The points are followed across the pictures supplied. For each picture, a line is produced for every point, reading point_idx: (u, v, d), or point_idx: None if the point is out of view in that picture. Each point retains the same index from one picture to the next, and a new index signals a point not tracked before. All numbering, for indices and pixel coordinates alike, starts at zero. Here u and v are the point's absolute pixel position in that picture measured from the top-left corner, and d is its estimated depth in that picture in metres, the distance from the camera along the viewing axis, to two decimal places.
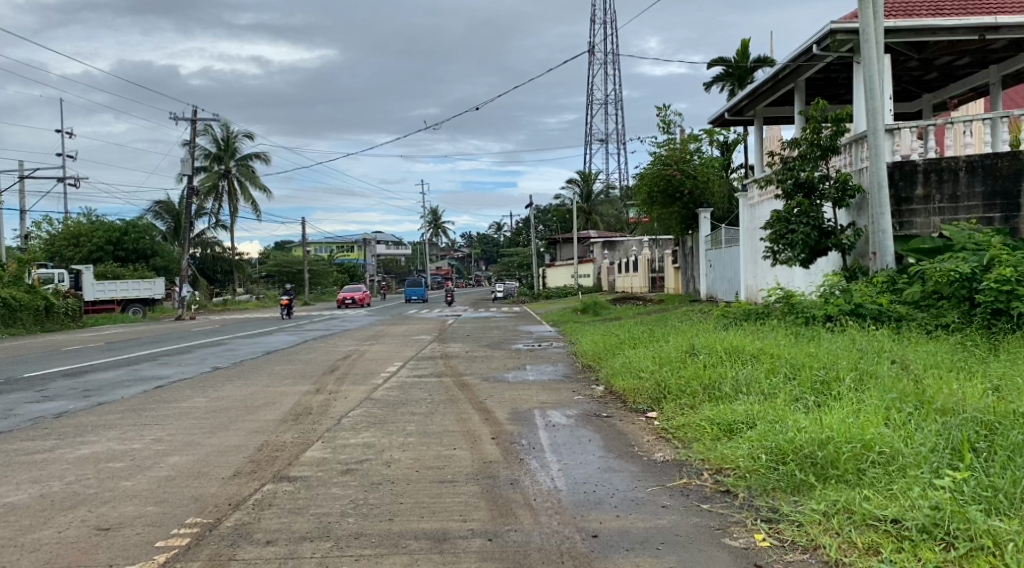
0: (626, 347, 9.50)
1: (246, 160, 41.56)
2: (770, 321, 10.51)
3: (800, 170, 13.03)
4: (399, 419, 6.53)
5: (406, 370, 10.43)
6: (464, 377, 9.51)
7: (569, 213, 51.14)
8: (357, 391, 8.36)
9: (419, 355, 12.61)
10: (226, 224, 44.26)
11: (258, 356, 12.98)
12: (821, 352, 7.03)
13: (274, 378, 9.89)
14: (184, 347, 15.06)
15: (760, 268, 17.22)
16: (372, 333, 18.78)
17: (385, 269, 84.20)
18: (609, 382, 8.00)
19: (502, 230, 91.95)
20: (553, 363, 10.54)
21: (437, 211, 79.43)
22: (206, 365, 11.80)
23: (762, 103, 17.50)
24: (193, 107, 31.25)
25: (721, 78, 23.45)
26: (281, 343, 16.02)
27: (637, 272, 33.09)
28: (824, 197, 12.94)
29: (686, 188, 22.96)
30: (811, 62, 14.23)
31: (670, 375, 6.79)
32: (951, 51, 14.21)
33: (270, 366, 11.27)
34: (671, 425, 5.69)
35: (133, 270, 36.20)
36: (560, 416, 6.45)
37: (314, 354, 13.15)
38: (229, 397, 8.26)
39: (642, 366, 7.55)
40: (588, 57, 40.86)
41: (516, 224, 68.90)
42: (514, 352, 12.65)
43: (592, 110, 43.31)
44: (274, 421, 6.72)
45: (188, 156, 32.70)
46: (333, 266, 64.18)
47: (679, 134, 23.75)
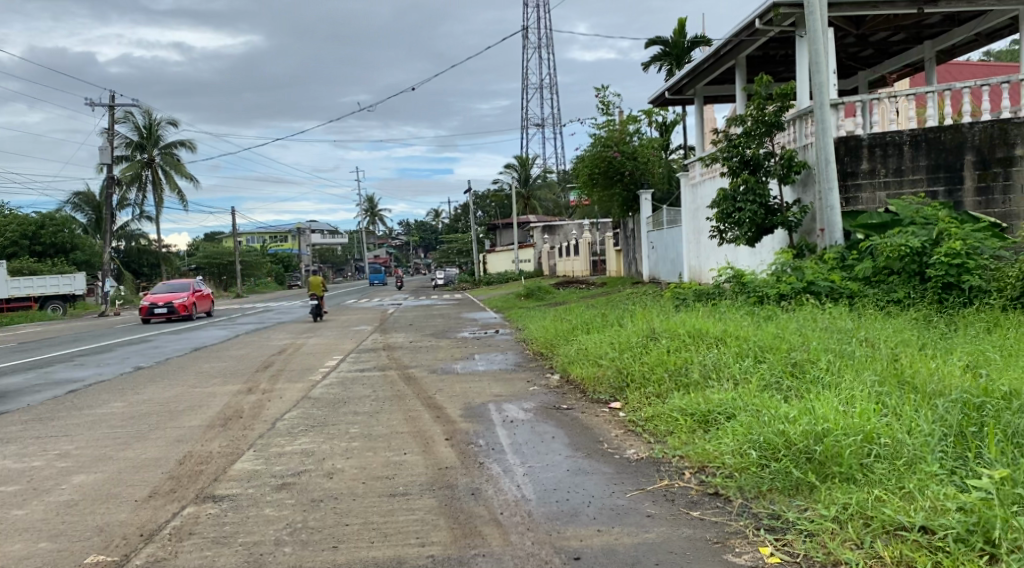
0: (578, 333, 9.07)
1: (170, 148, 39.57)
2: (724, 301, 10.28)
3: (746, 147, 12.84)
4: (341, 420, 5.93)
5: (347, 364, 9.76)
6: (409, 369, 8.94)
7: (507, 198, 50.59)
8: (293, 390, 7.69)
9: (360, 348, 11.90)
10: (150, 215, 42.16)
11: (184, 354, 12.04)
12: (785, 332, 6.75)
13: (201, 377, 9.08)
14: (103, 346, 13.96)
15: (703, 247, 17.09)
16: (309, 325, 17.87)
17: (320, 258, 82.17)
18: (565, 370, 7.54)
19: (439, 217, 90.71)
20: (503, 352, 10.01)
21: (372, 198, 77.83)
22: (127, 365, 10.85)
23: (703, 81, 17.30)
24: (110, 92, 29.43)
25: (658, 58, 23.23)
26: (210, 339, 15.02)
27: (578, 256, 32.91)
28: (770, 175, 12.80)
29: (627, 169, 22.62)
30: (753, 38, 14.03)
31: (632, 361, 6.39)
32: (889, 26, 14.26)
33: (198, 364, 10.42)
34: (639, 416, 5.29)
35: (51, 265, 34.09)
36: (517, 410, 5.98)
37: (247, 350, 12.29)
38: (150, 401, 7.47)
39: (600, 352, 7.13)
40: (524, 39, 40.28)
41: (454, 210, 68.05)
42: (460, 341, 12.06)
43: (528, 93, 42.83)
44: (199, 427, 6.01)
45: (105, 144, 30.74)
46: (266, 257, 62.13)
47: (618, 114, 23.43)
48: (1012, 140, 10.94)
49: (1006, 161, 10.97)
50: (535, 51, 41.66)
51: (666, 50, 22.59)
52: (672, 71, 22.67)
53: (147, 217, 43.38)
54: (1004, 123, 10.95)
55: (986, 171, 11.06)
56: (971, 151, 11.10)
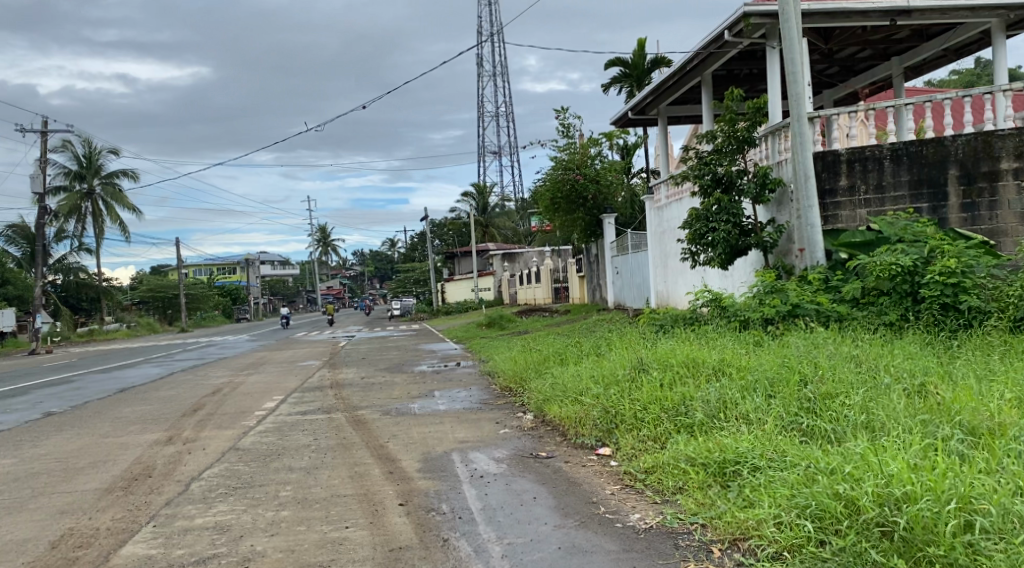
0: (550, 365, 8.15)
1: (112, 178, 37.76)
2: (704, 326, 9.54)
3: (717, 164, 12.22)
4: (271, 479, 4.85)
5: (289, 405, 8.64)
6: (360, 410, 7.87)
7: (465, 226, 49.81)
8: (221, 439, 6.55)
9: (306, 386, 10.72)
10: (91, 247, 40.09)
11: (107, 396, 10.66)
12: (791, 360, 5.95)
13: (119, 423, 7.84)
14: (17, 389, 12.45)
15: (671, 271, 16.39)
16: (253, 361, 16.52)
17: (272, 291, 79.87)
18: (540, 410, 6.58)
19: (396, 247, 89.42)
20: (465, 388, 8.99)
21: (327, 228, 76.44)
22: (37, 410, 9.45)
23: (667, 100, 16.71)
24: (45, 118, 27.89)
25: (617, 80, 22.75)
26: (143, 378, 13.61)
27: (539, 283, 32.08)
28: (743, 194, 12.13)
29: (589, 193, 21.89)
30: (721, 51, 13.48)
31: (621, 394, 5.51)
32: (857, 41, 13.92)
33: (118, 408, 9.10)
34: (637, 466, 4.39)
35: None
36: (485, 461, 5.02)
37: (179, 391, 10.99)
38: (47, 451, 6.25)
39: (581, 386, 6.22)
40: (479, 68, 39.95)
41: (411, 240, 66.95)
42: (417, 376, 10.99)
43: (484, 122, 42.45)
44: (94, 488, 4.86)
45: (39, 172, 28.90)
46: (215, 290, 59.92)
47: (579, 138, 22.89)
48: (997, 153, 10.45)
49: (991, 175, 10.47)
50: (490, 79, 41.33)
51: (627, 72, 22.14)
52: (633, 93, 22.21)
53: (89, 250, 41.22)
54: (987, 136, 10.48)
55: (971, 187, 10.55)
56: (955, 165, 10.59)
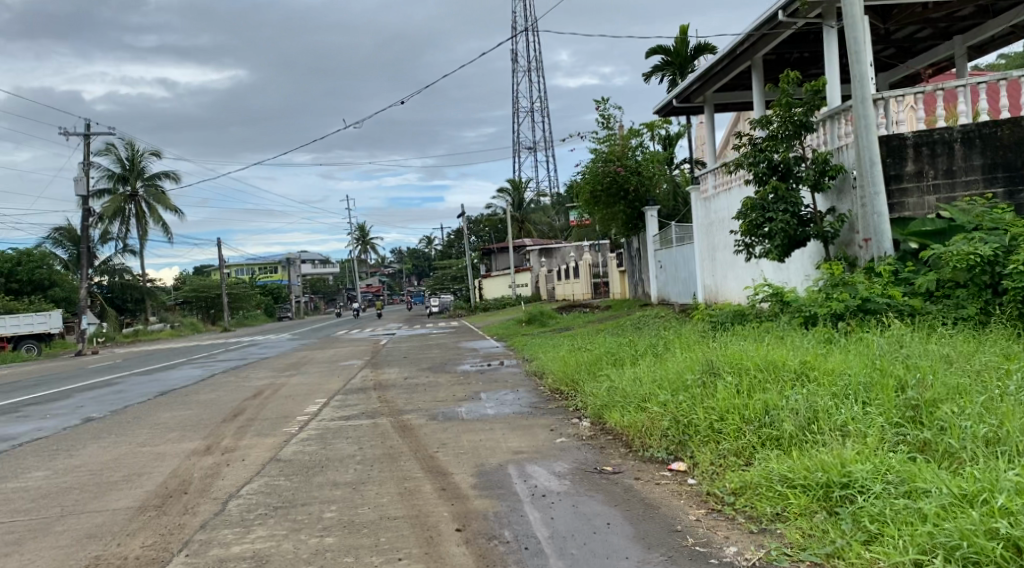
0: (603, 366, 7.68)
1: (154, 180, 38.17)
2: (766, 324, 9.00)
3: (773, 151, 11.59)
4: (313, 497, 4.47)
5: (331, 409, 8.30)
6: (404, 415, 7.50)
7: (502, 222, 49.41)
8: (262, 449, 6.22)
9: (348, 388, 10.37)
10: (134, 248, 40.67)
11: (148, 400, 10.46)
12: (878, 360, 5.47)
13: (157, 430, 7.56)
14: (60, 391, 12.36)
15: (720, 264, 15.79)
16: (294, 361, 16.31)
17: (311, 289, 80.45)
18: (598, 416, 6.12)
19: (432, 244, 89.51)
20: (512, 391, 8.55)
21: (364, 227, 76.77)
22: (78, 414, 9.28)
23: (714, 86, 16.07)
24: (87, 121, 28.17)
25: (659, 68, 22.07)
26: (184, 380, 13.44)
27: (578, 278, 31.50)
28: (802, 181, 11.52)
29: (631, 186, 21.28)
30: (775, 33, 12.82)
31: (692, 400, 5.08)
32: (918, 19, 13.12)
33: (158, 413, 8.87)
34: (723, 486, 4.02)
35: (29, 304, 32.43)
36: (546, 477, 4.61)
37: (220, 394, 10.74)
38: (81, 463, 5.98)
39: (644, 390, 5.77)
40: (515, 62, 39.43)
41: (447, 237, 66.76)
42: (461, 377, 10.58)
43: (520, 116, 41.96)
44: (128, 506, 4.53)
45: (82, 175, 29.19)
46: (255, 290, 60.44)
47: (619, 128, 22.24)
48: None
49: None
50: (525, 74, 40.84)
51: (669, 59, 21.48)
52: (675, 81, 21.51)
53: (133, 251, 41.81)
54: None
55: None
56: None
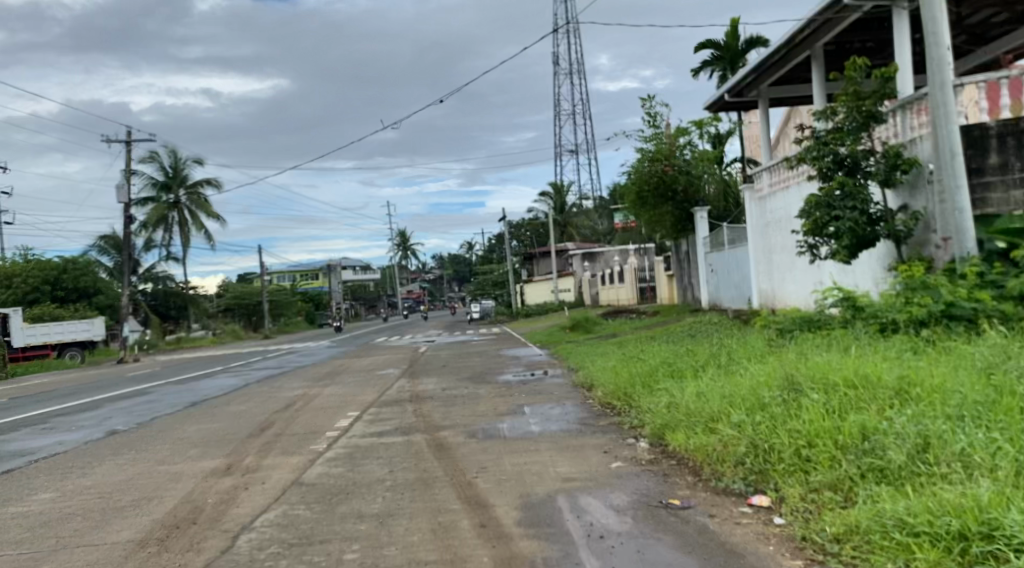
0: (659, 379, 6.97)
1: (197, 187, 38.43)
2: (838, 331, 8.17)
3: (839, 144, 10.71)
4: (335, 532, 3.88)
5: (364, 424, 7.74)
6: (442, 432, 6.90)
7: (543, 227, 48.89)
8: (287, 469, 5.68)
9: (383, 399, 9.83)
10: (180, 256, 41.22)
11: (177, 411, 10.07)
12: (988, 376, 4.67)
13: (178, 447, 7.10)
14: (93, 402, 12.12)
15: (777, 268, 14.89)
16: (331, 369, 15.91)
17: (354, 295, 81.02)
18: (658, 437, 5.43)
19: (473, 250, 89.43)
20: (559, 404, 7.88)
21: (406, 233, 77.08)
22: (104, 427, 8.93)
23: (770, 80, 15.18)
24: (131, 130, 28.44)
25: (708, 64, 21.20)
26: (219, 390, 13.09)
27: (623, 283, 30.72)
28: (870, 177, 10.63)
29: (679, 186, 20.42)
30: (839, 18, 11.94)
31: (773, 423, 4.38)
32: (996, 2, 12.12)
33: (184, 427, 8.44)
34: (822, 530, 3.35)
35: (74, 311, 32.87)
36: (604, 512, 3.94)
37: (251, 405, 10.31)
38: (93, 484, 5.52)
39: (712, 407, 5.09)
40: (556, 65, 38.94)
41: (488, 242, 66.51)
42: (503, 388, 9.94)
43: (561, 120, 41.44)
44: (129, 539, 4.01)
45: (125, 182, 29.46)
46: (298, 296, 60.91)
47: (666, 127, 21.42)
48: None
49: None
50: (565, 78, 40.30)
51: (719, 54, 20.64)
52: (725, 77, 20.64)
53: (178, 258, 42.35)
54: None
55: None
56: None
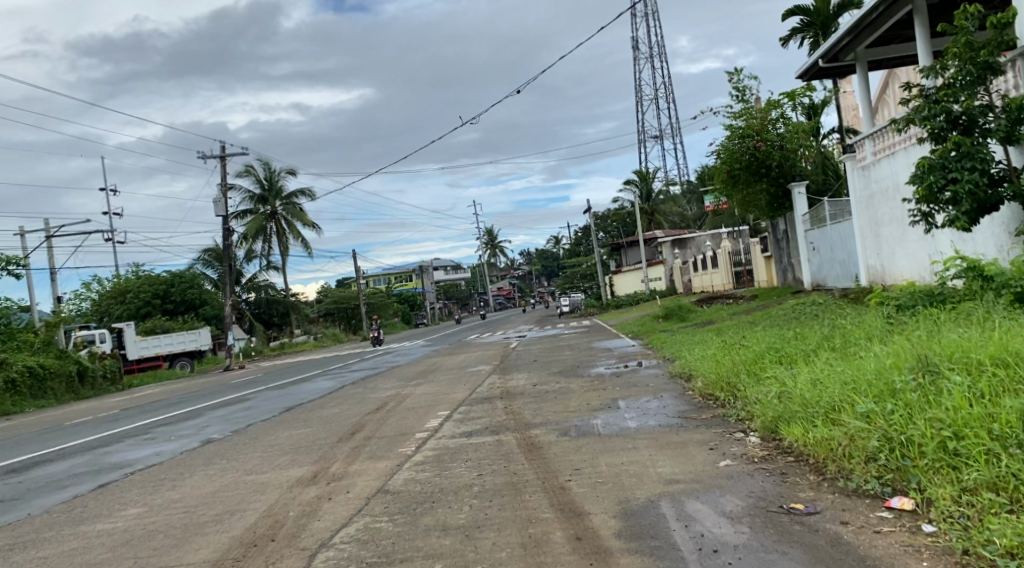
0: (765, 367, 6.37)
1: (292, 199, 39.72)
2: (962, 304, 7.26)
3: (952, 101, 9.62)
4: (416, 549, 3.57)
5: (452, 424, 7.49)
6: (532, 431, 6.55)
7: (630, 215, 48.02)
8: (372, 476, 5.46)
9: (472, 398, 9.59)
10: (277, 265, 42.78)
11: (272, 418, 10.16)
12: None
13: (267, 455, 7.05)
14: (196, 410, 12.47)
15: (886, 241, 13.78)
16: (423, 369, 15.87)
17: (445, 295, 82.11)
18: (770, 431, 4.88)
19: (560, 243, 89.03)
20: (656, 397, 7.37)
21: (492, 231, 77.53)
22: (202, 436, 9.08)
23: (867, 41, 14.01)
24: (223, 147, 29.60)
25: (798, 31, 20.00)
26: (314, 394, 13.24)
27: (716, 268, 29.63)
28: (990, 134, 9.48)
29: (774, 162, 19.30)
30: None
31: (907, 410, 3.76)
32: None
33: (277, 433, 8.45)
34: (988, 543, 2.78)
35: (183, 323, 34.51)
36: (716, 520, 3.47)
37: (342, 408, 10.30)
38: (181, 498, 5.48)
39: (832, 395, 4.48)
40: (634, 50, 38.09)
41: (575, 235, 66.02)
42: (596, 381, 9.49)
43: (642, 106, 40.55)
44: (205, 558, 3.84)
45: (222, 197, 30.68)
46: (391, 299, 62.25)
47: (756, 101, 20.34)
48: None
49: None
50: (644, 61, 39.29)
51: (809, 20, 19.42)
52: (818, 43, 19.41)
53: (277, 267, 43.95)
54: None
55: None
56: None
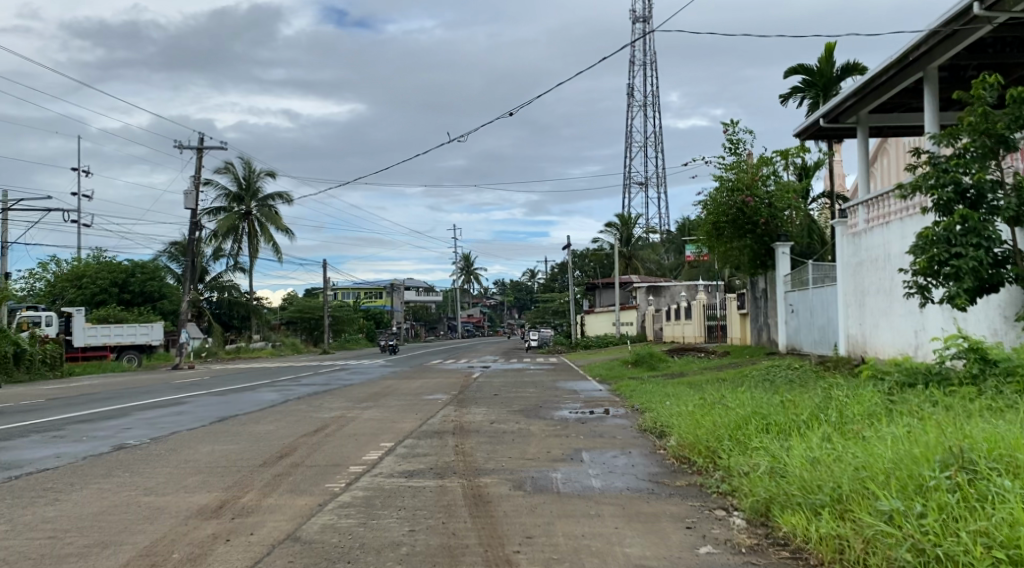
0: (749, 436, 5.66)
1: (268, 200, 38.66)
2: (959, 388, 6.62)
3: (962, 172, 9.05)
4: None
5: (393, 459, 6.66)
6: (480, 478, 5.73)
7: (608, 257, 47.67)
8: (286, 516, 4.60)
9: (422, 430, 8.74)
10: (244, 266, 41.57)
11: (199, 427, 9.20)
12: None
13: (176, 473, 6.12)
14: (121, 409, 11.41)
15: (871, 311, 13.24)
16: (377, 391, 14.90)
17: (414, 316, 80.93)
18: (759, 514, 4.15)
19: (536, 278, 88.58)
20: (624, 453, 6.61)
21: (469, 258, 76.81)
22: (116, 440, 8.13)
23: (870, 106, 13.61)
24: (201, 139, 28.67)
25: (798, 91, 19.79)
26: (254, 405, 12.23)
27: (690, 320, 29.10)
28: (997, 212, 8.90)
29: (762, 218, 18.92)
30: (964, 32, 10.34)
31: (943, 515, 3.04)
32: None
33: (198, 447, 7.54)
34: None
35: (137, 314, 33.03)
36: None
37: (279, 425, 9.38)
38: (53, 518, 4.59)
39: (841, 481, 3.76)
40: (630, 95, 38.06)
41: (551, 271, 65.55)
42: (558, 426, 8.71)
43: (631, 150, 40.46)
44: None
45: (193, 190, 29.61)
46: (358, 314, 60.94)
47: (749, 156, 20.01)
48: None
49: None
50: (639, 109, 39.30)
51: (810, 80, 19.19)
52: (817, 105, 19.17)
53: (244, 268, 42.69)
54: None
55: None
56: None
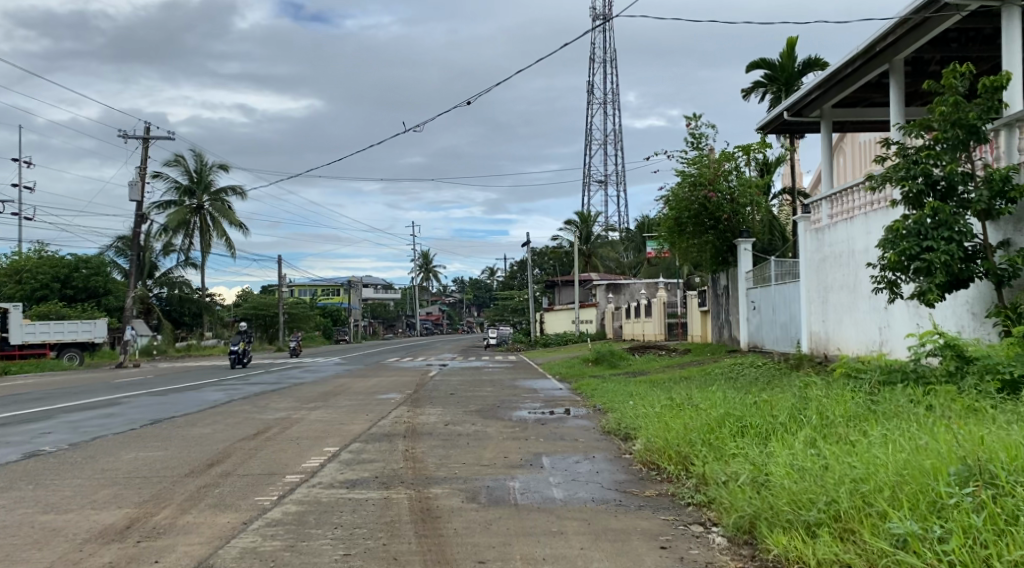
0: (722, 440, 5.20)
1: (219, 193, 37.38)
2: (937, 386, 6.27)
3: (933, 163, 8.70)
4: None
5: (336, 466, 6.04)
6: (429, 489, 5.15)
7: (568, 254, 47.47)
8: (200, 539, 3.96)
9: (372, 433, 8.12)
10: (194, 261, 40.16)
11: (127, 431, 8.43)
12: None
13: (88, 485, 5.42)
14: (47, 411, 10.53)
15: (834, 308, 13.00)
16: (329, 390, 14.19)
17: (372, 313, 79.78)
18: (743, 532, 3.67)
19: (495, 275, 88.18)
20: (587, 459, 6.08)
21: (429, 255, 76.02)
22: (30, 446, 7.34)
23: (835, 99, 13.35)
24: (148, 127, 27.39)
25: (760, 85, 19.59)
26: (195, 406, 11.43)
27: (650, 317, 28.91)
28: (967, 205, 8.58)
29: (724, 213, 18.67)
30: (933, 22, 10.08)
31: (968, 541, 2.59)
32: None
33: (121, 454, 6.81)
34: None
35: (79, 310, 31.54)
36: None
37: (218, 428, 8.67)
38: None
39: (838, 496, 3.31)
40: (591, 92, 37.80)
41: (510, 268, 65.20)
42: (517, 428, 8.17)
43: (592, 147, 40.29)
44: None
45: (138, 181, 28.29)
46: (314, 311, 59.66)
47: (711, 151, 19.73)
48: None
49: None
50: (599, 106, 39.07)
51: (772, 75, 19.01)
52: (779, 99, 19.00)
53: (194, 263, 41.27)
54: None
55: None
56: None
